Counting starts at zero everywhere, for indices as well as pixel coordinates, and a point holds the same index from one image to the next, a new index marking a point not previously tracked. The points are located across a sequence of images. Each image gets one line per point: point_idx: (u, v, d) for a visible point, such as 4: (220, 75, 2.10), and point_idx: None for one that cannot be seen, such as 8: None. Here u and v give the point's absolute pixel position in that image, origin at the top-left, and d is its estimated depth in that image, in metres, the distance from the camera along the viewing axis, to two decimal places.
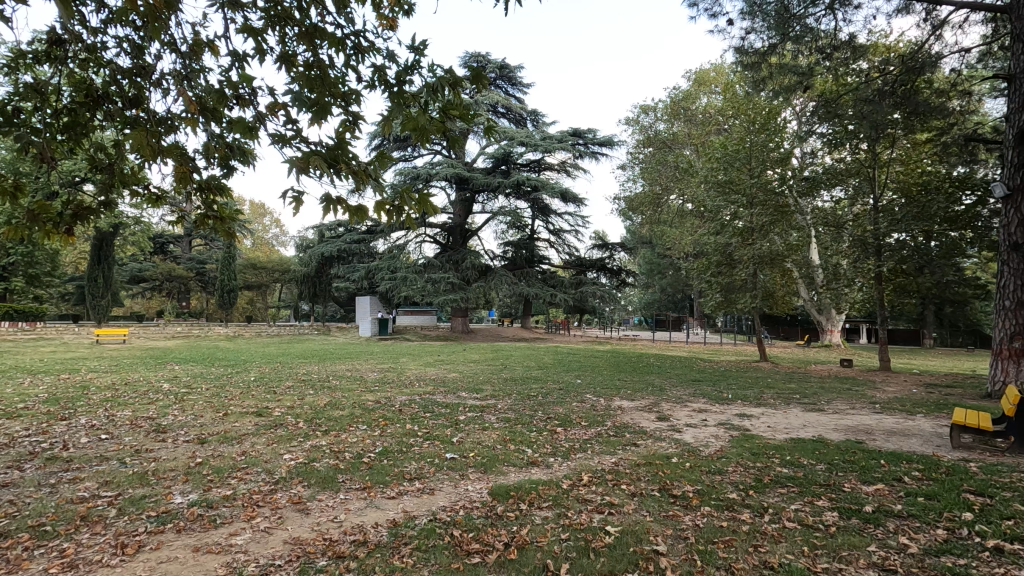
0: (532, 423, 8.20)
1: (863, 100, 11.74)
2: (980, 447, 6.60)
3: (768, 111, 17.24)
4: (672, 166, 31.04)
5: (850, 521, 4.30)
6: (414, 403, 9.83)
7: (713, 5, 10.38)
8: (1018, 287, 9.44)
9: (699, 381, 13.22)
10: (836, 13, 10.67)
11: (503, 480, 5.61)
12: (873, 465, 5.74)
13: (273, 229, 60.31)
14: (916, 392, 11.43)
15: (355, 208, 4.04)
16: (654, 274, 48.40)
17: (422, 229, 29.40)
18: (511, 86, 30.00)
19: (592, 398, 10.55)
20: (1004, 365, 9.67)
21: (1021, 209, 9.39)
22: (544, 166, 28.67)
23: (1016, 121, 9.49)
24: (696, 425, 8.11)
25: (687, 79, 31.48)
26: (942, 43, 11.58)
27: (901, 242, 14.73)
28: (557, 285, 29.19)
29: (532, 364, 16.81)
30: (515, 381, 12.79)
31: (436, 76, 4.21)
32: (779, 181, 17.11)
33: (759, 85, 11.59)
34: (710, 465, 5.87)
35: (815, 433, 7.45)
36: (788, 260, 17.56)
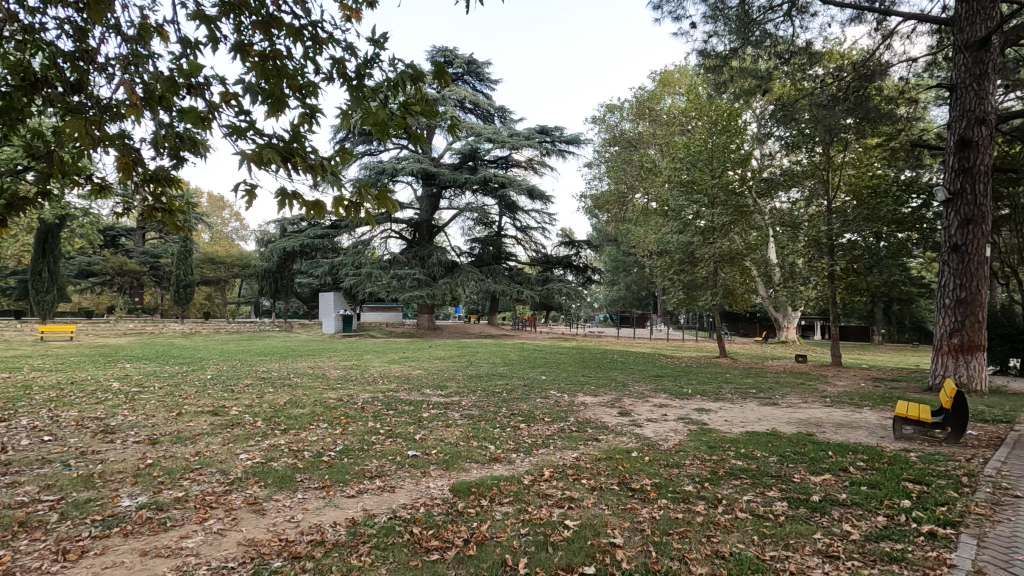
0: (495, 419, 8.23)
1: (817, 104, 12.11)
2: (920, 438, 6.95)
3: (729, 113, 17.67)
4: (636, 165, 31.51)
5: (797, 510, 4.48)
6: (377, 400, 9.72)
7: (677, 7, 10.60)
8: (958, 286, 9.95)
9: (661, 376, 13.50)
10: (793, 20, 11.02)
11: (465, 476, 5.61)
12: (822, 456, 5.99)
13: (232, 222, 58.54)
14: (864, 386, 11.97)
15: (313, 203, 3.93)
16: (619, 272, 49.11)
17: (388, 224, 29.12)
18: (478, 81, 29.91)
19: (556, 394, 10.64)
20: (944, 360, 10.21)
21: (961, 211, 9.92)
22: (511, 163, 28.67)
23: (957, 129, 10.00)
24: (655, 420, 8.28)
25: (652, 79, 31.98)
26: (891, 52, 12.12)
27: (853, 242, 15.47)
28: (523, 282, 29.25)
29: (498, 360, 16.81)
30: (480, 377, 12.80)
31: (397, 71, 4.15)
32: (738, 182, 17.61)
33: (721, 88, 11.88)
34: (668, 459, 6.01)
35: (769, 426, 7.71)
36: (747, 259, 18.06)
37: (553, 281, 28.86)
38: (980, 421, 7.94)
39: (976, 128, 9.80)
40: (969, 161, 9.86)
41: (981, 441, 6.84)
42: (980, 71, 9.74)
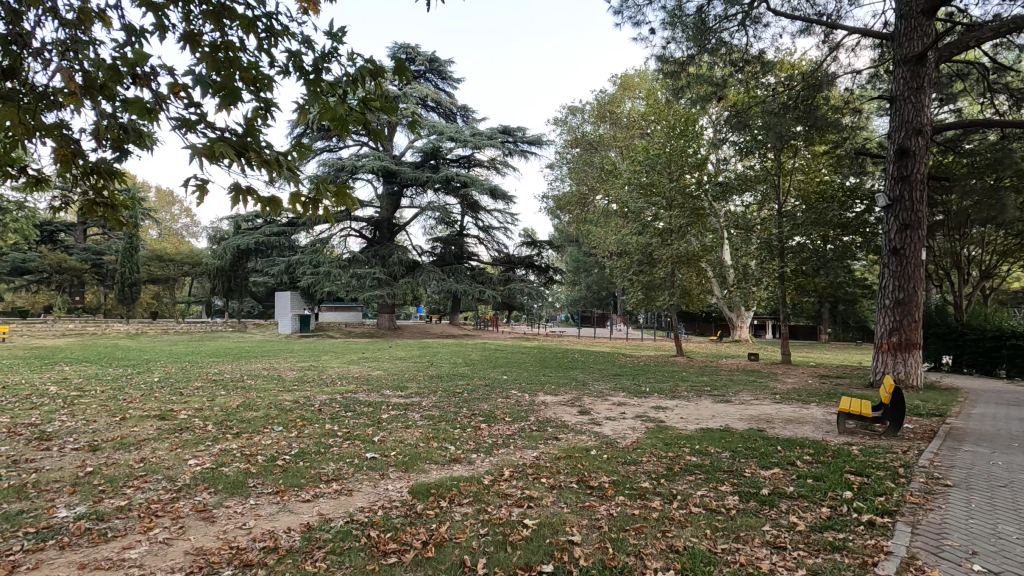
0: (456, 419, 8.20)
1: (769, 111, 12.59)
2: (862, 432, 7.31)
3: (686, 118, 18.14)
4: (597, 167, 31.96)
5: (748, 504, 4.64)
6: (335, 401, 9.54)
7: (636, 13, 10.81)
8: (897, 287, 10.50)
9: (620, 375, 13.73)
10: (747, 29, 11.40)
11: (424, 477, 5.56)
12: (771, 451, 6.22)
13: (182, 218, 56.25)
14: (811, 383, 12.49)
15: (269, 199, 3.77)
16: (580, 272, 49.70)
17: (347, 222, 28.57)
18: (441, 79, 29.72)
19: (517, 394, 10.66)
20: (884, 357, 10.75)
21: (899, 217, 10.48)
22: (474, 163, 28.58)
23: (897, 139, 10.56)
24: (615, 418, 8.42)
25: (613, 83, 32.49)
26: (837, 64, 12.70)
27: (802, 245, 16.12)
28: (485, 282, 29.22)
29: (459, 360, 16.76)
30: (441, 377, 12.72)
31: (357, 66, 4.05)
32: (695, 185, 18.08)
33: (678, 93, 12.16)
34: (626, 456, 6.12)
35: (722, 423, 7.96)
36: (703, 261, 18.58)
37: (515, 281, 28.93)
38: (915, 414, 8.42)
39: (914, 138, 10.38)
40: (907, 170, 10.43)
41: (916, 433, 7.26)
42: (918, 85, 10.32)
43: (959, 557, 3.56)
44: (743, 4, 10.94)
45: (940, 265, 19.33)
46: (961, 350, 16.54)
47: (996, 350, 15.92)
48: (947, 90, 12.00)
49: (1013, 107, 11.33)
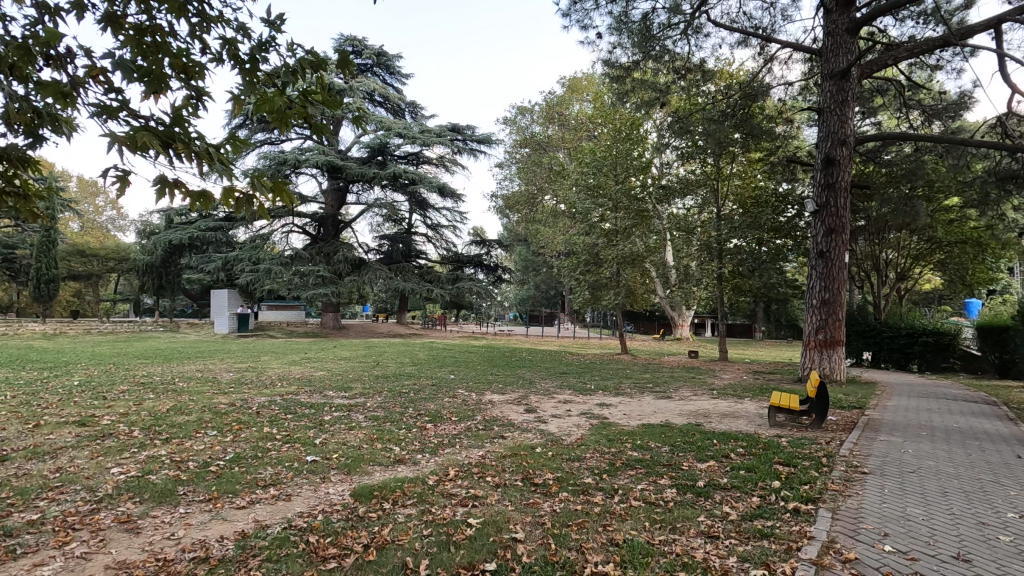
0: (401, 420, 8.07)
1: (709, 119, 13.12)
2: (790, 425, 7.74)
3: (631, 122, 18.59)
4: (546, 168, 32.28)
5: (684, 496, 4.82)
6: (274, 404, 9.19)
7: (584, 17, 10.97)
8: (823, 288, 11.14)
9: (567, 373, 13.91)
10: (689, 38, 11.81)
11: (367, 480, 5.45)
12: (707, 444, 6.49)
13: (107, 210, 52.73)
14: (746, 379, 13.10)
15: (199, 193, 3.53)
16: (529, 271, 50.08)
17: (289, 218, 27.63)
18: (388, 74, 29.23)
19: (463, 393, 10.62)
20: (811, 354, 11.42)
21: (826, 222, 11.14)
22: (422, 160, 28.25)
23: (824, 148, 11.22)
24: (560, 415, 8.54)
25: (561, 85, 32.90)
26: (772, 76, 13.37)
27: (739, 247, 16.88)
28: (433, 280, 28.95)
29: (406, 359, 16.52)
30: (386, 378, 12.49)
31: (296, 57, 3.87)
32: (640, 188, 18.56)
33: (624, 97, 12.44)
34: (570, 453, 6.23)
35: (662, 419, 8.22)
36: (647, 261, 19.12)
37: (463, 280, 28.78)
38: (838, 407, 9.00)
39: (839, 148, 11.07)
40: (832, 177, 11.10)
41: (838, 425, 7.75)
42: (842, 98, 11.02)
43: (873, 539, 3.82)
44: (685, 14, 11.32)
45: (862, 267, 20.71)
46: (879, 346, 17.79)
47: (910, 346, 17.22)
48: (868, 105, 12.87)
49: (926, 122, 12.28)
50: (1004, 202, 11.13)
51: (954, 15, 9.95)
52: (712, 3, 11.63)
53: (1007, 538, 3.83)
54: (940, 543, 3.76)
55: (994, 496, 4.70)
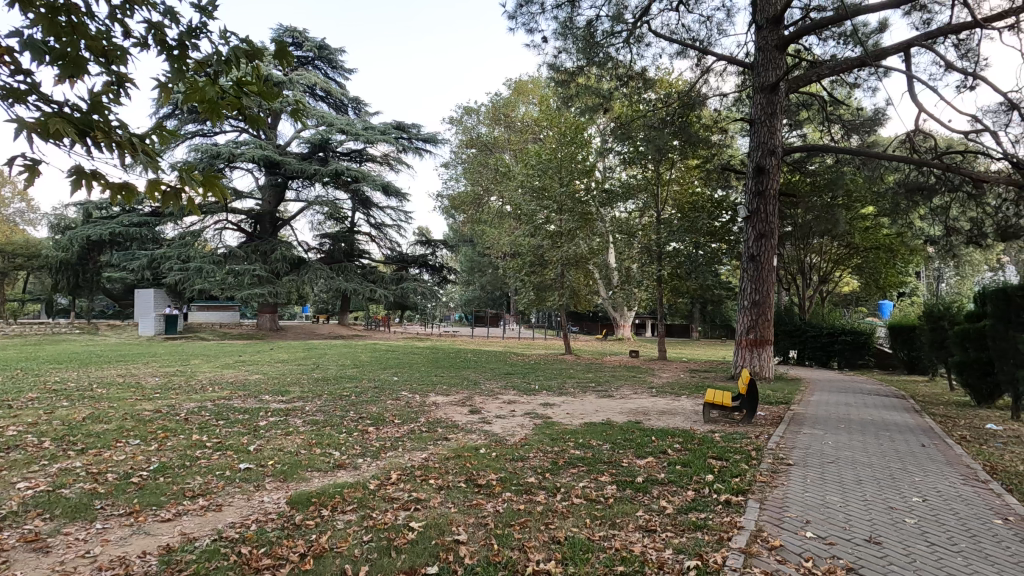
0: (342, 424, 7.87)
1: (649, 126, 13.55)
2: (723, 420, 8.11)
3: (575, 126, 18.93)
4: (491, 169, 32.34)
5: (624, 492, 4.95)
6: (205, 410, 8.73)
7: (530, 20, 11.09)
8: (755, 290, 11.72)
9: (511, 374, 13.95)
10: (631, 47, 12.15)
11: (305, 486, 5.28)
12: (646, 441, 6.70)
13: (16, 202, 48.44)
14: (684, 377, 13.62)
15: (121, 185, 3.27)
16: (474, 272, 50.04)
17: (223, 214, 26.35)
18: (330, 68, 28.41)
19: (406, 394, 10.48)
20: (744, 353, 12.00)
21: (756, 227, 11.74)
22: (366, 158, 27.63)
23: (755, 157, 11.83)
24: (505, 416, 8.58)
25: (507, 87, 33.06)
26: (708, 87, 13.96)
27: (677, 250, 17.54)
28: (376, 280, 28.37)
29: (348, 362, 16.09)
30: (326, 380, 12.15)
31: (230, 46, 3.65)
32: (584, 191, 18.95)
33: (569, 101, 12.64)
34: (514, 453, 6.27)
35: (604, 417, 8.42)
36: (590, 263, 19.52)
37: (407, 281, 28.37)
38: (767, 403, 9.51)
39: (768, 158, 11.69)
40: (762, 185, 11.72)
41: (766, 420, 8.19)
42: (771, 111, 11.65)
43: (796, 527, 4.07)
44: (627, 23, 11.63)
45: (789, 270, 21.99)
46: (804, 345, 18.95)
47: (830, 344, 18.44)
48: (795, 118, 13.68)
49: (846, 136, 13.17)
50: (912, 211, 12.12)
51: (870, 37, 10.73)
52: (653, 14, 12.03)
53: (912, 520, 4.17)
54: (856, 527, 4.04)
55: (902, 483, 5.11)
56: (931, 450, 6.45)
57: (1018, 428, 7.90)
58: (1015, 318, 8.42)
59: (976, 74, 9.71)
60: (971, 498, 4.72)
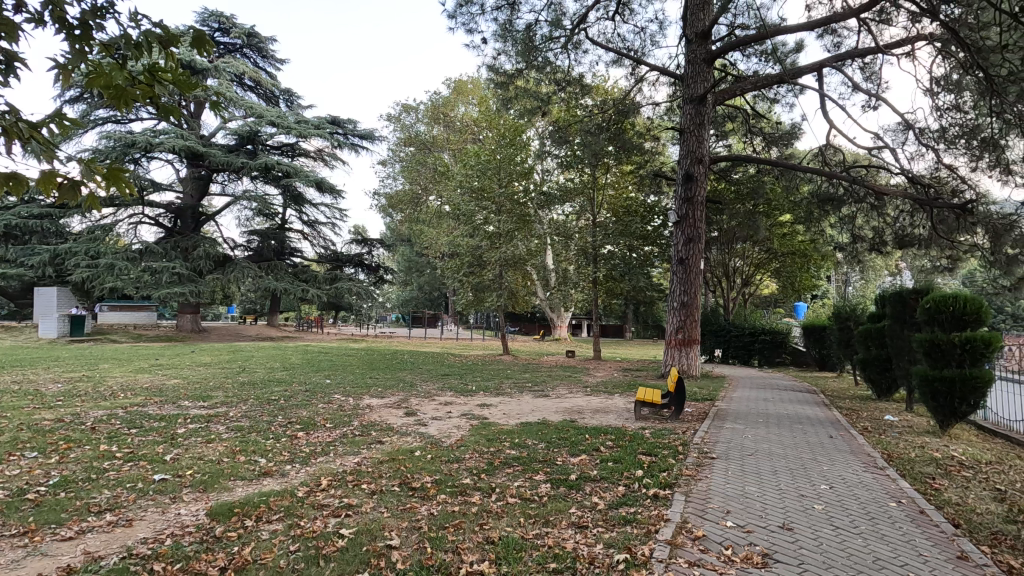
0: (268, 429, 7.52)
1: (586, 131, 13.89)
2: (652, 417, 8.42)
3: (514, 128, 19.05)
4: (430, 168, 32.02)
5: (557, 490, 5.03)
6: (114, 418, 8.08)
7: (470, 21, 11.04)
8: (684, 292, 12.23)
9: (449, 375, 13.84)
10: (569, 52, 12.37)
11: (226, 497, 5.00)
12: (580, 439, 6.85)
13: None
14: (617, 376, 14.01)
15: (11, 175, 2.94)
16: (412, 272, 49.35)
17: (138, 207, 24.57)
18: (260, 57, 27.18)
19: (339, 398, 10.17)
20: (673, 352, 12.51)
21: (685, 232, 12.27)
22: (298, 152, 26.62)
23: (684, 165, 12.36)
24: (441, 417, 8.49)
25: (447, 86, 32.85)
26: (642, 95, 14.43)
27: (611, 253, 18.08)
28: (309, 280, 27.32)
29: (277, 365, 15.41)
30: (253, 384, 11.56)
31: (141, 28, 3.33)
32: (522, 193, 19.15)
33: (508, 103, 12.70)
34: (449, 454, 6.23)
35: (539, 416, 8.53)
36: (528, 264, 19.70)
37: (342, 280, 27.52)
38: (693, 400, 9.96)
39: (697, 166, 12.24)
40: (691, 192, 12.25)
41: (692, 416, 8.58)
42: (699, 121, 12.23)
43: (717, 517, 4.28)
44: (566, 29, 11.84)
45: (715, 273, 23.16)
46: (728, 344, 20.02)
47: (752, 343, 19.60)
48: (721, 129, 14.40)
49: (766, 147, 14.00)
50: (823, 220, 13.06)
51: (787, 56, 11.50)
52: (590, 22, 12.31)
53: (820, 506, 4.50)
54: (771, 516, 4.29)
55: (812, 472, 5.51)
56: (837, 441, 6.99)
57: (910, 419, 8.70)
58: (910, 318, 9.26)
59: (878, 95, 10.60)
60: (871, 484, 5.16)
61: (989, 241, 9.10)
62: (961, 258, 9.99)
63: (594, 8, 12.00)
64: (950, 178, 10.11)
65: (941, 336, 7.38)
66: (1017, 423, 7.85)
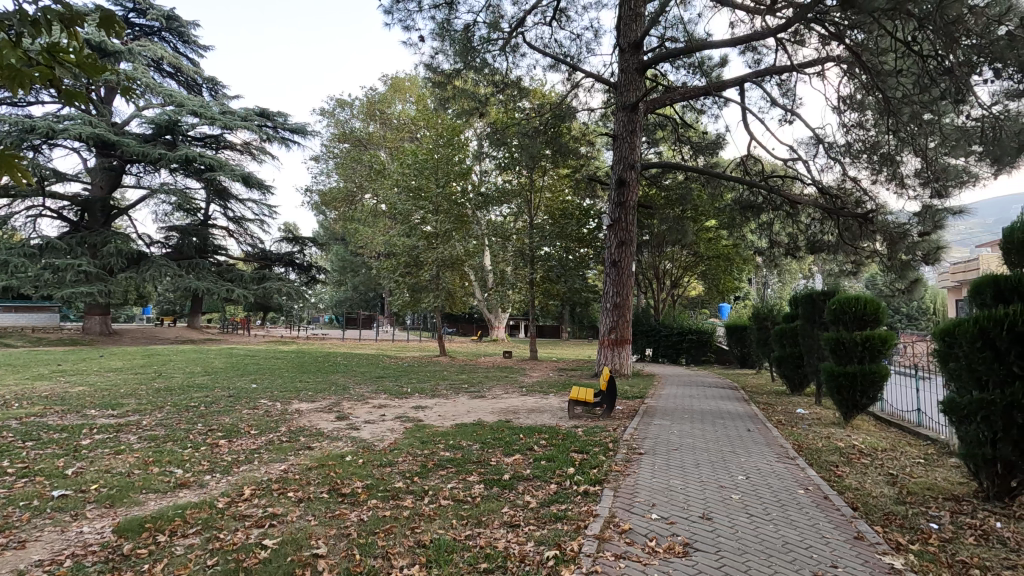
0: (187, 438, 7.09)
1: (523, 134, 14.05)
2: (585, 416, 8.63)
3: (452, 128, 18.86)
4: (365, 166, 31.27)
5: (490, 490, 5.05)
6: (6, 430, 7.34)
7: (407, 17, 10.89)
8: (617, 293, 12.58)
9: (383, 377, 13.59)
10: (507, 55, 12.45)
11: (136, 511, 4.66)
12: (514, 439, 6.91)
13: None
14: (553, 375, 14.24)
15: None
16: (346, 272, 47.99)
17: (38, 199, 22.47)
18: (181, 42, 25.56)
19: (266, 403, 9.74)
20: (606, 352, 12.85)
21: (618, 235, 12.64)
22: (223, 145, 25.23)
23: (617, 170, 12.73)
24: (374, 421, 8.31)
25: (383, 82, 32.22)
26: (577, 101, 14.73)
27: (548, 254, 18.42)
28: (234, 280, 25.92)
29: (197, 369, 14.53)
30: (170, 390, 10.85)
31: (38, 6, 3.02)
32: (460, 194, 19.06)
33: (445, 102, 12.61)
34: (382, 458, 6.10)
35: (475, 417, 8.54)
36: (465, 265, 19.66)
37: (271, 280, 26.28)
38: (625, 398, 10.28)
39: (629, 172, 12.64)
40: (623, 197, 12.66)
41: (623, 413, 8.86)
42: (631, 128, 12.65)
43: (644, 510, 4.45)
44: (504, 31, 11.90)
45: (646, 275, 24.05)
46: (658, 343, 20.91)
47: (680, 342, 20.53)
48: (652, 136, 14.94)
49: (694, 155, 14.68)
50: (745, 226, 13.87)
51: (713, 70, 12.11)
52: (528, 26, 12.43)
53: (737, 496, 4.78)
54: (694, 508, 4.49)
55: (731, 464, 5.83)
56: (754, 434, 7.45)
57: (819, 412, 9.38)
58: (819, 318, 9.98)
59: (793, 110, 11.37)
60: (783, 473, 5.53)
61: (887, 248, 9.95)
62: (863, 262, 10.86)
63: (531, 13, 12.13)
64: (855, 190, 10.99)
65: (846, 335, 7.99)
66: (909, 412, 8.64)
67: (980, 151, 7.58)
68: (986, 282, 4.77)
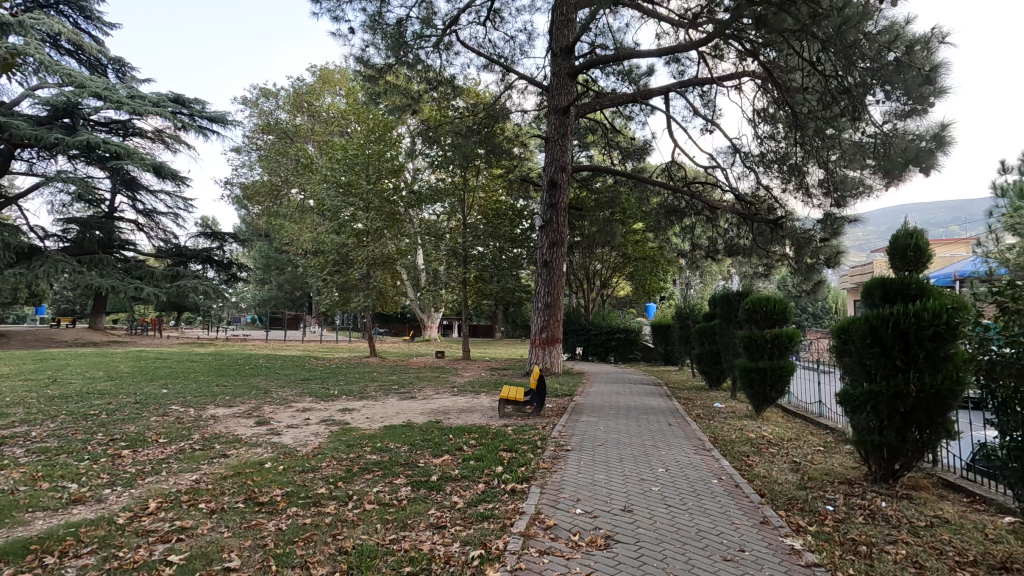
0: (84, 449, 6.50)
1: (457, 132, 13.98)
2: (516, 415, 8.69)
3: (384, 124, 18.40)
4: (292, 159, 29.96)
5: (417, 492, 4.98)
6: None
7: (336, 8, 10.54)
8: (548, 292, 12.79)
9: (308, 379, 13.07)
10: (440, 52, 12.32)
11: (20, 532, 4.22)
12: (444, 440, 6.85)
13: None
14: (485, 375, 14.25)
15: None
16: (270, 270, 45.74)
17: None
18: (83, 18, 23.44)
19: (178, 409, 9.11)
20: (538, 351, 13.06)
21: (549, 236, 12.82)
22: (132, 131, 23.38)
23: (549, 172, 12.90)
24: (297, 425, 7.98)
25: (312, 73, 31.00)
26: (511, 102, 14.83)
27: (481, 254, 18.42)
28: (143, 277, 24.06)
29: (99, 374, 13.35)
30: (66, 398, 9.91)
31: None
32: (392, 191, 18.64)
33: (376, 97, 12.31)
34: (304, 464, 5.87)
35: (404, 419, 8.39)
36: (397, 264, 19.30)
37: (185, 278, 24.60)
38: (555, 396, 10.46)
39: (561, 173, 12.86)
40: (554, 199, 12.87)
41: (552, 412, 9.02)
42: (562, 131, 12.89)
43: (568, 506, 4.54)
44: (437, 28, 11.78)
45: (577, 275, 24.59)
46: (588, 342, 21.45)
47: (608, 341, 21.17)
48: (583, 140, 15.30)
49: (623, 160, 15.17)
50: (670, 229, 14.49)
51: (640, 78, 12.56)
52: (462, 25, 12.37)
53: (656, 488, 4.98)
54: (616, 502, 4.63)
55: (652, 458, 6.07)
56: (675, 428, 7.80)
57: (734, 406, 9.97)
58: (734, 317, 10.62)
59: (713, 121, 12.00)
60: (699, 465, 5.82)
61: (795, 252, 10.70)
62: (774, 265, 11.63)
63: (465, 12, 12.09)
64: (767, 198, 11.78)
65: (758, 333, 8.53)
66: (812, 404, 9.35)
67: (873, 165, 8.26)
68: (875, 284, 5.24)
